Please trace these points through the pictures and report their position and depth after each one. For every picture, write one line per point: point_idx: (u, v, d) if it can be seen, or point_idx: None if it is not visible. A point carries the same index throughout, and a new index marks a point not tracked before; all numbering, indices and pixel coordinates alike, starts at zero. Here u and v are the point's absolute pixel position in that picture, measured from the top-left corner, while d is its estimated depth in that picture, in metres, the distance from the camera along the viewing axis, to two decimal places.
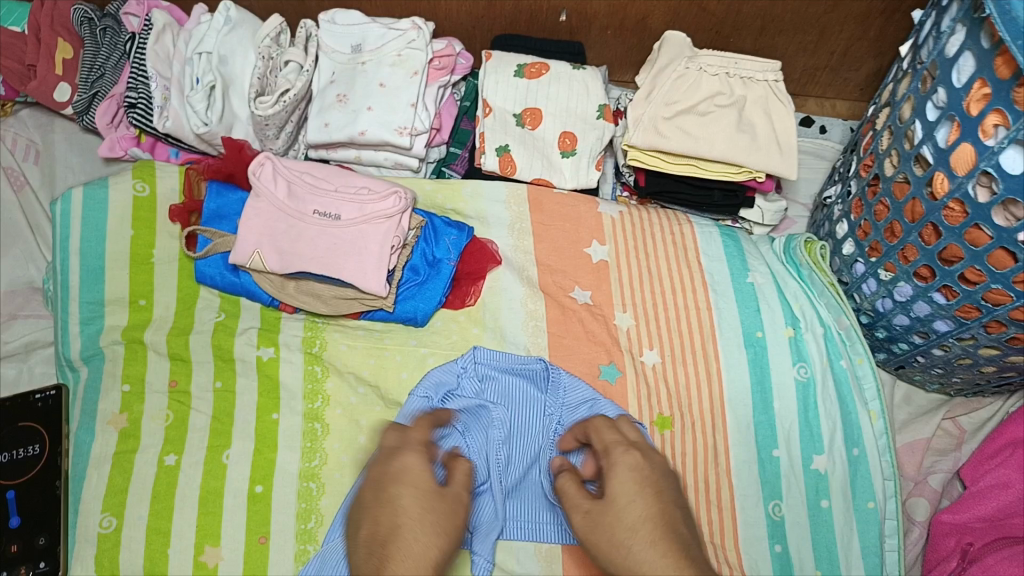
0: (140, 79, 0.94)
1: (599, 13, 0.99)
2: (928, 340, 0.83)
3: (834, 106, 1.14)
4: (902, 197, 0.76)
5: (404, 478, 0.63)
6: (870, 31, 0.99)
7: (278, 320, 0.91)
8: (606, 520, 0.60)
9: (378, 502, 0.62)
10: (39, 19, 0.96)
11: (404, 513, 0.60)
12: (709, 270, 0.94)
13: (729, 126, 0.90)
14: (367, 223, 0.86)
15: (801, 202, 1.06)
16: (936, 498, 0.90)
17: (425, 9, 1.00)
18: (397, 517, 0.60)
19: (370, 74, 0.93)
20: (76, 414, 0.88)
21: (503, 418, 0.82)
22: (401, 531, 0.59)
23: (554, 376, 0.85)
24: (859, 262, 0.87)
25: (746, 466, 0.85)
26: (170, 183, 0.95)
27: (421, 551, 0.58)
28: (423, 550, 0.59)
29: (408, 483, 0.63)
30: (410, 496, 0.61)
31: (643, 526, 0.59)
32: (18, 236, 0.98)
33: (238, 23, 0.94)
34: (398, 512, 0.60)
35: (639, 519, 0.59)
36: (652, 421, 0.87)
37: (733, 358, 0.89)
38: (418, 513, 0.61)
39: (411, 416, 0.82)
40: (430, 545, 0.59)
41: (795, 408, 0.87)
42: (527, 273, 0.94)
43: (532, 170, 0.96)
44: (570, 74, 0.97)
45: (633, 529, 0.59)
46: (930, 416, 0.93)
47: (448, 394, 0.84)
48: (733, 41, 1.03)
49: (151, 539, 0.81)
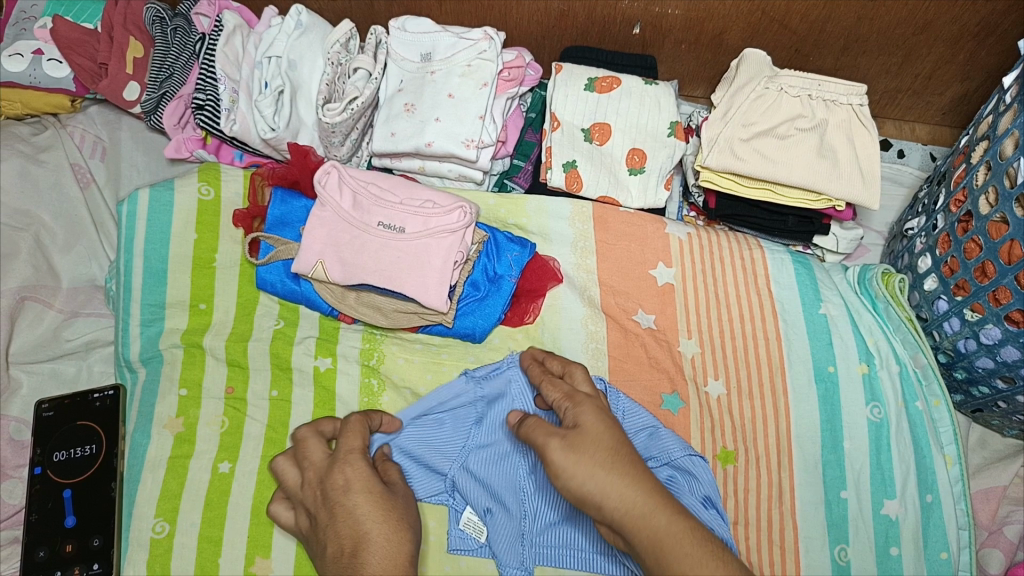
0: (209, 80, 0.93)
1: (675, 26, 0.96)
2: (1013, 386, 0.79)
3: (913, 130, 1.09)
4: (998, 238, 0.72)
5: (355, 487, 0.66)
6: (959, 55, 0.94)
7: (337, 330, 0.90)
8: (587, 439, 0.58)
9: (336, 515, 0.64)
10: (113, 18, 0.97)
11: (366, 518, 0.63)
12: (780, 298, 0.90)
13: (809, 151, 0.86)
14: (430, 237, 0.84)
15: (876, 230, 1.02)
16: (1012, 550, 0.85)
17: (495, 17, 0.98)
18: (359, 526, 0.63)
19: (439, 84, 0.91)
20: (133, 416, 0.88)
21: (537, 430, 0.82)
22: (370, 539, 0.62)
23: (612, 398, 0.83)
24: (942, 299, 0.83)
25: (812, 507, 0.82)
26: (235, 188, 0.95)
27: (389, 552, 0.61)
28: (394, 547, 0.62)
29: (361, 489, 0.65)
30: (366, 503, 0.64)
31: (623, 449, 0.58)
32: (83, 233, 0.98)
33: (309, 28, 0.94)
34: (361, 519, 0.63)
35: (617, 442, 0.59)
36: (715, 454, 0.84)
37: (803, 394, 0.86)
38: (381, 518, 0.64)
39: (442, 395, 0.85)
40: (399, 542, 0.62)
41: (867, 450, 0.84)
42: (589, 292, 0.92)
43: (599, 187, 0.94)
44: (642, 89, 0.94)
45: (614, 452, 0.58)
46: (1007, 463, 0.89)
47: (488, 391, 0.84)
48: (812, 60, 0.99)
49: (202, 547, 0.81)
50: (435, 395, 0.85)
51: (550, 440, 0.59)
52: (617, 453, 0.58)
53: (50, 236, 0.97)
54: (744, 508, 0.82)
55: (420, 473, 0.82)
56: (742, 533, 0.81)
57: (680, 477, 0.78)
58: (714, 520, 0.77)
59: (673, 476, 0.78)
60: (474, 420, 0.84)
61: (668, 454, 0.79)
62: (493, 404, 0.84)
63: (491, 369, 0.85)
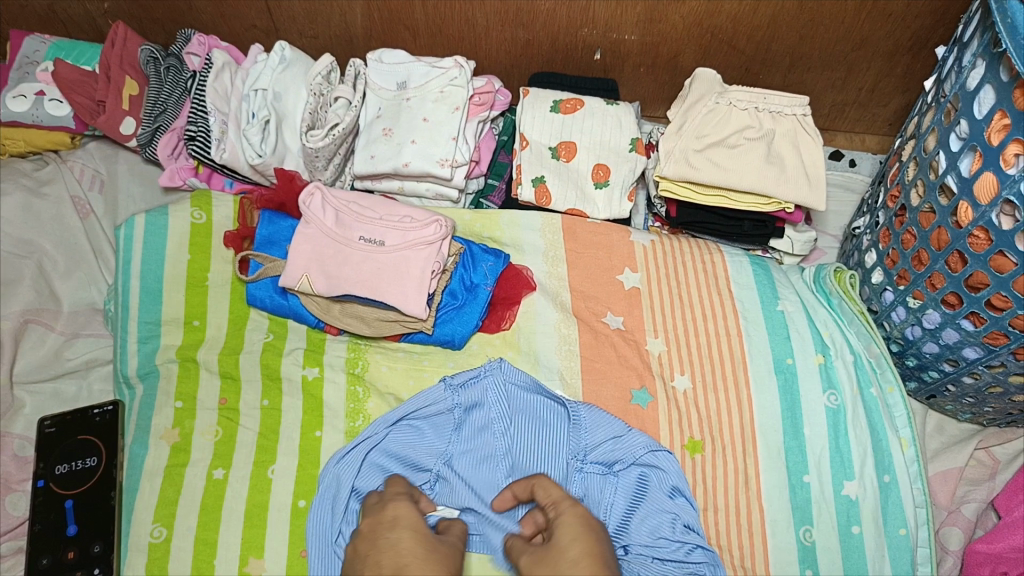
0: (200, 114, 1.00)
1: (632, 51, 1.04)
2: (958, 368, 0.84)
3: (863, 141, 1.16)
4: (928, 226, 0.78)
5: (401, 524, 0.72)
6: (897, 68, 1.02)
7: (323, 341, 0.96)
8: (551, 555, 0.67)
9: (378, 548, 0.70)
10: (110, 58, 1.03)
11: (407, 553, 0.68)
12: (740, 297, 0.96)
13: (758, 159, 0.93)
14: (409, 249, 0.90)
15: (831, 234, 1.08)
16: (970, 527, 0.90)
17: (466, 48, 1.06)
18: (400, 559, 0.68)
19: (414, 109, 0.98)
20: (131, 429, 0.92)
21: (512, 434, 0.87)
22: (409, 568, 0.67)
23: (574, 412, 0.88)
24: (888, 291, 0.89)
25: (778, 491, 0.87)
26: (225, 211, 1.01)
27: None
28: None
29: (407, 526, 0.72)
30: (409, 539, 0.70)
31: (584, 560, 0.66)
32: (83, 260, 1.04)
33: (292, 62, 1.01)
34: (400, 553, 0.68)
35: (579, 554, 0.66)
36: (683, 445, 0.89)
37: (764, 385, 0.91)
38: (420, 553, 0.69)
39: (425, 403, 0.89)
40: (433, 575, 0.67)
41: (825, 434, 0.89)
42: (560, 298, 0.97)
43: (567, 200, 1.00)
44: (604, 109, 1.01)
45: (575, 563, 0.65)
46: (962, 445, 0.94)
47: (468, 400, 0.89)
48: (762, 78, 1.07)
49: (199, 550, 0.85)
50: (415, 401, 0.89)
51: (521, 558, 0.70)
52: (577, 564, 0.65)
53: (52, 264, 1.03)
54: (713, 495, 0.87)
55: (403, 474, 0.87)
56: (712, 519, 0.86)
57: (649, 472, 0.86)
58: (683, 509, 0.84)
59: (644, 473, 0.86)
60: (453, 426, 0.89)
61: (633, 454, 0.86)
62: (471, 411, 0.89)
63: (469, 377, 0.90)
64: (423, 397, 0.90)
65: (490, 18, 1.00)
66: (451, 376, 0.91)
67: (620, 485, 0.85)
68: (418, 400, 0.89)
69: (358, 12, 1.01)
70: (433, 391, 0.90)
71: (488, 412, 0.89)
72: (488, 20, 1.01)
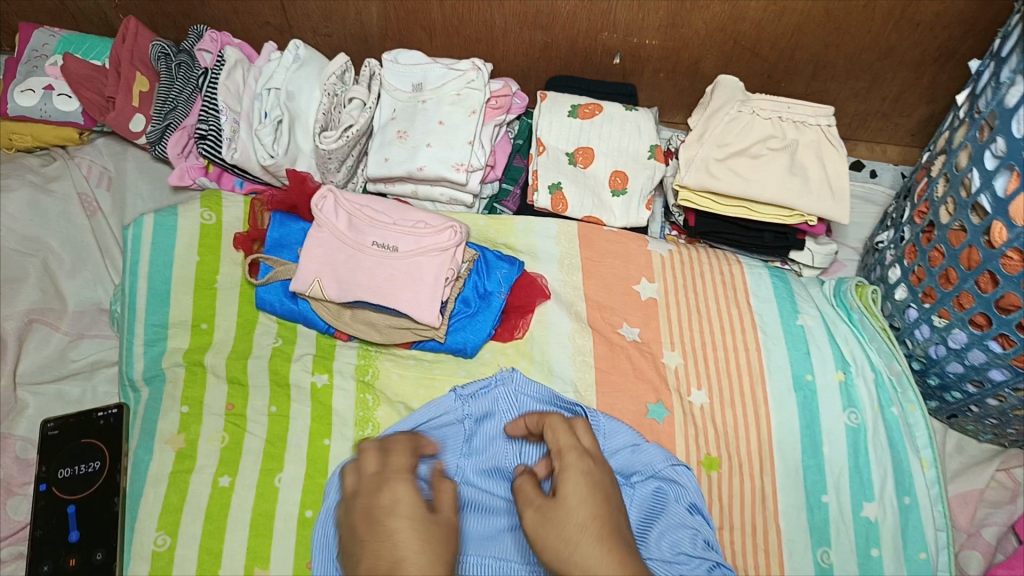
0: (211, 112, 0.97)
1: (653, 56, 1.02)
2: (982, 389, 0.83)
3: (884, 151, 1.14)
4: (957, 245, 0.76)
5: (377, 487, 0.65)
6: (923, 79, 1.00)
7: (333, 347, 0.94)
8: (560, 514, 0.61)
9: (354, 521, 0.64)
10: (121, 54, 1.01)
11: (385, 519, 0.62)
12: (758, 311, 0.94)
13: (781, 169, 0.91)
14: (423, 255, 0.88)
15: (851, 246, 1.07)
16: (989, 551, 0.88)
17: (482, 50, 1.04)
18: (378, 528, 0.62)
19: (430, 112, 0.96)
20: (135, 433, 0.90)
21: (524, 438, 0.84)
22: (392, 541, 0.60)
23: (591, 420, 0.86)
24: (912, 307, 0.87)
25: (794, 511, 0.85)
26: (236, 213, 0.99)
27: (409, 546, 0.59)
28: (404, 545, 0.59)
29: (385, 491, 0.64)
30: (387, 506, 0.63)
31: (592, 525, 0.61)
32: (89, 258, 1.02)
33: (306, 61, 1.00)
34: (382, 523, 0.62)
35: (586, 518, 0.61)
36: (699, 462, 0.87)
37: (783, 402, 0.89)
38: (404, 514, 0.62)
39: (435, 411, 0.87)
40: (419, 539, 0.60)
41: (845, 452, 0.87)
42: (575, 307, 0.95)
43: (583, 208, 0.98)
44: (623, 115, 0.98)
45: (584, 527, 0.61)
46: (982, 467, 0.93)
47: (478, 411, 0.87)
48: (784, 86, 1.05)
49: (203, 559, 0.83)
50: (425, 412, 0.87)
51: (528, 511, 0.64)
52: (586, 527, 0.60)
53: (58, 262, 1.01)
54: (729, 513, 0.85)
55: None
56: (728, 537, 0.84)
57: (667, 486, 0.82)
58: (701, 524, 0.79)
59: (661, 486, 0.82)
60: (464, 438, 0.86)
61: (652, 467, 0.83)
62: (482, 421, 0.87)
63: (480, 387, 0.88)
64: (434, 406, 0.87)
65: (508, 20, 0.98)
66: (461, 386, 0.89)
67: (635, 497, 0.81)
68: (429, 410, 0.87)
69: (373, 11, 0.99)
70: (443, 400, 0.88)
71: (500, 423, 0.86)
72: (506, 22, 0.99)
